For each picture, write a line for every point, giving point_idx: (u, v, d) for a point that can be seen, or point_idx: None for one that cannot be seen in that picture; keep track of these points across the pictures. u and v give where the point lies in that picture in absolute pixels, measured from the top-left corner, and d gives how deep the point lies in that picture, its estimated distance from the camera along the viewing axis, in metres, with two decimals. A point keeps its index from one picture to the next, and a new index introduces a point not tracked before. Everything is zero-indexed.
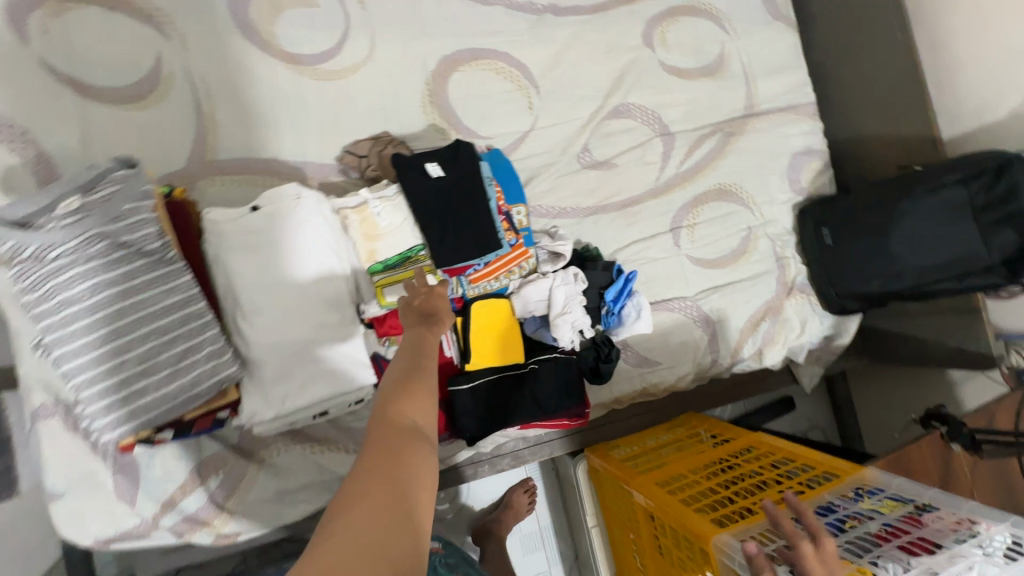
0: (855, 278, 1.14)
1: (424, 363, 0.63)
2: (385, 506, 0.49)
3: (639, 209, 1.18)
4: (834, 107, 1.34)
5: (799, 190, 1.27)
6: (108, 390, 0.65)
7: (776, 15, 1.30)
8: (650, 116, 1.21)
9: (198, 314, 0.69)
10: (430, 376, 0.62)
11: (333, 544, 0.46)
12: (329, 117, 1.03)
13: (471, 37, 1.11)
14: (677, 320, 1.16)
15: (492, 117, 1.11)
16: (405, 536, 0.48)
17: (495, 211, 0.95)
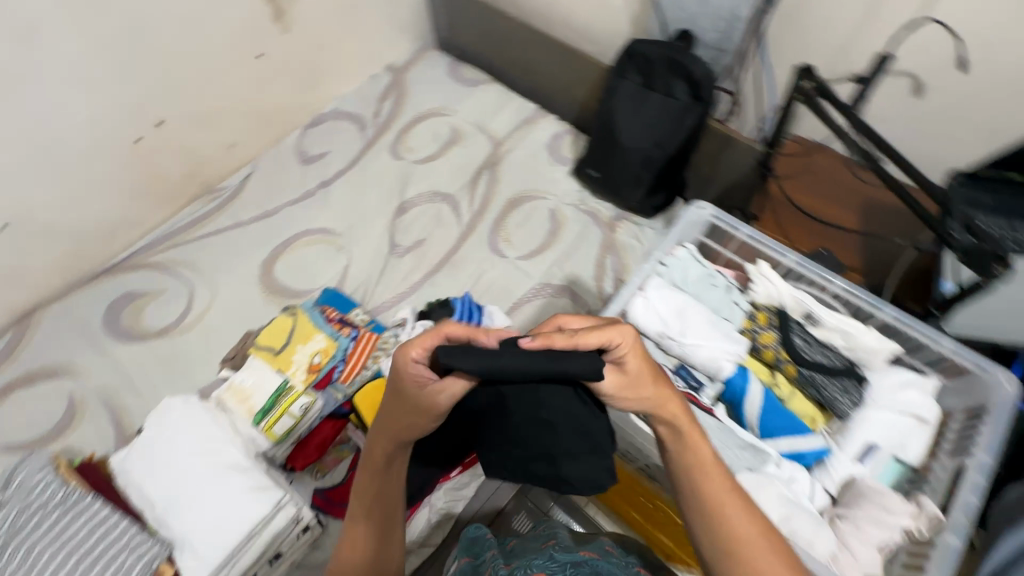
0: (632, 182, 1.33)
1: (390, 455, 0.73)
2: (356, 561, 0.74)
3: (460, 255, 1.41)
4: (556, 100, 1.67)
5: (569, 162, 1.53)
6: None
7: (473, 84, 1.70)
8: (429, 195, 1.52)
9: (100, 530, 0.90)
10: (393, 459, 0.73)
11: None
12: (206, 348, 1.31)
13: (277, 237, 1.46)
14: (539, 304, 1.32)
15: (319, 272, 1.41)
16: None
17: (326, 323, 1.19)
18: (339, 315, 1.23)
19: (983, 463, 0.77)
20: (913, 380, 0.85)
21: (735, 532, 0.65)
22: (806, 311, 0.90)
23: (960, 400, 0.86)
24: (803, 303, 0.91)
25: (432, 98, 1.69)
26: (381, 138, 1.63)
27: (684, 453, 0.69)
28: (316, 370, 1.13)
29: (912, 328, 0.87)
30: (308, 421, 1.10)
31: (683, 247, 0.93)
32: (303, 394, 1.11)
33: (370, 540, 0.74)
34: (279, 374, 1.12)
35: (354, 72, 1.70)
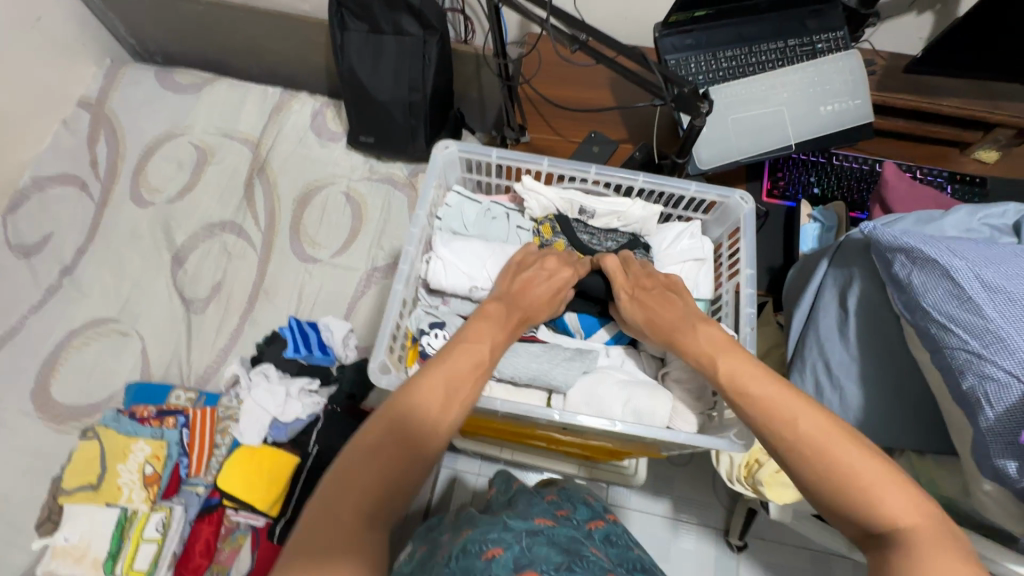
0: (408, 135, 1.26)
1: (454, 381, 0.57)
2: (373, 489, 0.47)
3: (270, 281, 1.25)
4: (300, 74, 1.48)
5: (342, 137, 1.40)
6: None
7: (197, 88, 1.44)
8: (205, 231, 1.31)
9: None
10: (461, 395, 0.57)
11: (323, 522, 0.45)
12: (7, 527, 1.04)
13: (35, 356, 1.17)
14: (376, 292, 1.24)
15: (112, 371, 1.17)
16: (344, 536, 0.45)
17: (146, 425, 1.03)
18: (155, 409, 1.06)
19: (751, 272, 0.73)
20: (681, 229, 0.82)
21: (846, 470, 0.46)
22: (577, 206, 0.82)
23: (722, 229, 0.82)
24: (572, 199, 0.82)
25: (154, 121, 1.41)
26: (115, 190, 1.34)
27: (741, 398, 0.55)
28: (154, 479, 0.99)
29: (664, 185, 0.79)
30: (178, 533, 0.98)
31: (452, 190, 0.82)
32: (153, 512, 0.97)
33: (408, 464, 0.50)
34: (112, 507, 0.96)
35: (36, 124, 1.34)
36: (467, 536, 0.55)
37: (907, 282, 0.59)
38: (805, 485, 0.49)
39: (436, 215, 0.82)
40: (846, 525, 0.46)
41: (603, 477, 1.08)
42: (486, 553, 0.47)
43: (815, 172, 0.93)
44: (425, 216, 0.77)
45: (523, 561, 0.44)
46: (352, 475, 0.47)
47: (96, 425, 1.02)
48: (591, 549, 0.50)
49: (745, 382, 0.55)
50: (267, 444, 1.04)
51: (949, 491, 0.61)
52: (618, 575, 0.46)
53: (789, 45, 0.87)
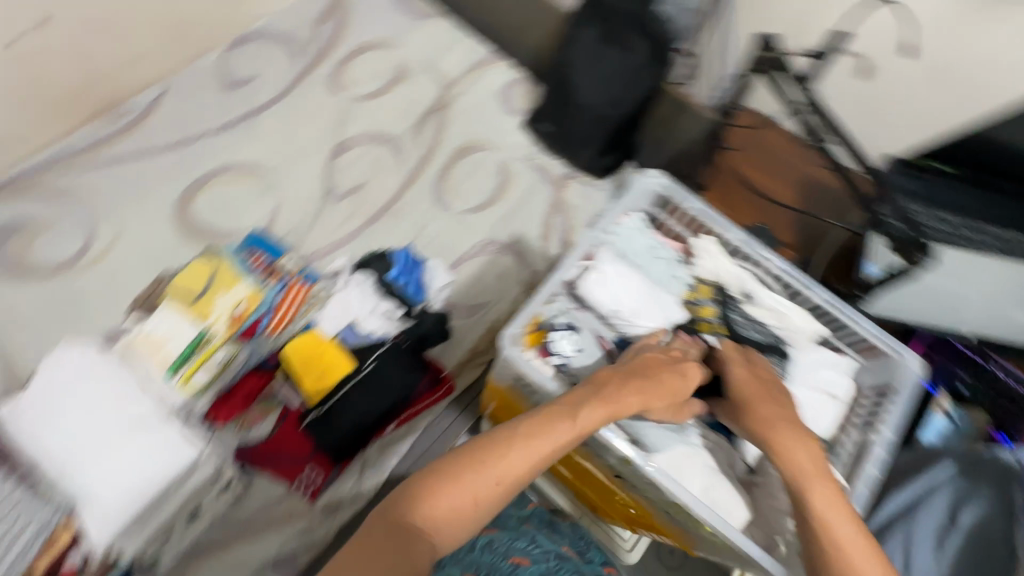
0: (585, 140, 1.29)
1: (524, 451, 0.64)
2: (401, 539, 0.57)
3: (401, 205, 1.32)
4: (513, 44, 1.56)
5: (521, 115, 1.45)
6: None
7: (423, 16, 1.55)
8: (370, 137, 1.40)
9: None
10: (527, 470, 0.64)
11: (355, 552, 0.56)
12: (107, 295, 1.17)
13: (195, 170, 1.31)
14: (484, 262, 1.27)
15: (242, 213, 1.28)
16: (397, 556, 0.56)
17: (251, 272, 1.11)
18: (266, 261, 1.14)
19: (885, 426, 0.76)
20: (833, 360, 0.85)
21: None
22: (747, 290, 0.89)
23: (869, 375, 0.83)
24: (743, 283, 0.89)
25: (377, 27, 1.53)
26: (317, 68, 1.47)
27: (816, 528, 0.63)
28: (237, 320, 1.06)
29: (838, 310, 0.84)
30: (231, 374, 1.05)
31: (631, 215, 0.90)
32: (224, 346, 1.04)
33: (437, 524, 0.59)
34: (195, 322, 1.04)
35: None
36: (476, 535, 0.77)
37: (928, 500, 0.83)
38: None
39: (613, 231, 0.89)
40: None
41: (598, 534, 1.08)
42: None
43: (968, 368, 0.99)
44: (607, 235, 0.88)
45: None
46: (409, 503, 0.60)
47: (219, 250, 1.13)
48: None
49: (825, 518, 0.63)
50: (335, 340, 1.10)
51: None
52: None
53: (1005, 236, 0.85)
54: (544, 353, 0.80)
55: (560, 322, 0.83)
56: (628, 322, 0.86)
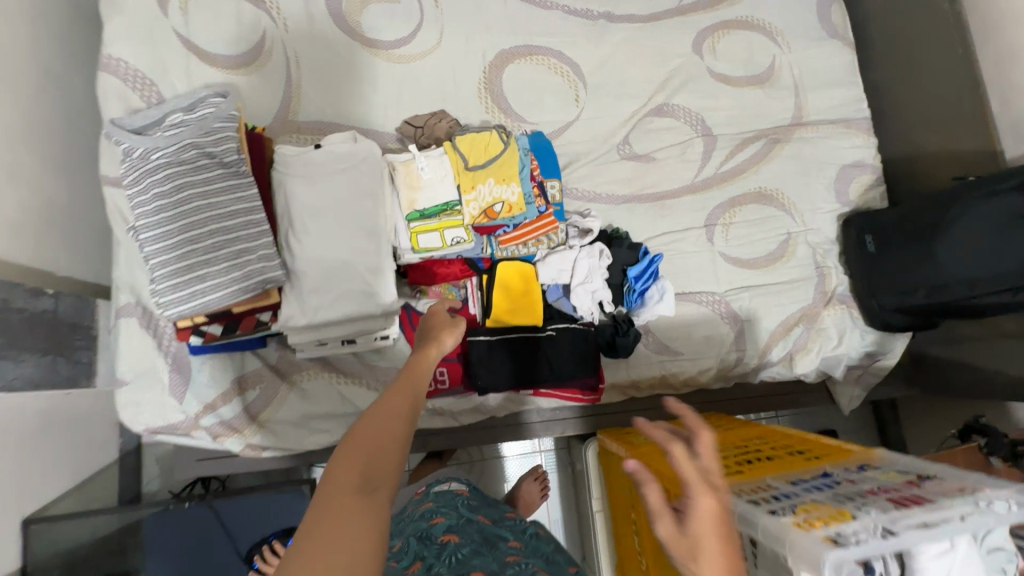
0: (898, 288, 1.09)
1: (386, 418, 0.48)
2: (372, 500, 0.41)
3: (672, 205, 1.21)
4: (892, 127, 1.31)
5: (844, 204, 1.25)
6: (179, 259, 0.77)
7: (833, 33, 1.32)
8: (693, 118, 1.25)
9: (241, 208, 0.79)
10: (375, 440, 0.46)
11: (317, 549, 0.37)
12: (394, 94, 1.17)
13: (529, 35, 1.23)
14: (703, 314, 1.16)
15: (540, 105, 1.20)
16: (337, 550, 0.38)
17: (528, 179, 1.03)
18: (539, 177, 1.06)
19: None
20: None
21: None
22: None
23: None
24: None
25: (781, 13, 1.32)
26: (699, 13, 1.30)
27: None
28: (491, 216, 0.99)
29: None
30: (450, 252, 1.00)
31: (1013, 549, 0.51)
32: (464, 228, 0.99)
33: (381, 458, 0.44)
34: (455, 189, 0.99)
35: None
36: (515, 546, 0.87)
37: None
38: None
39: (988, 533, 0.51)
40: None
41: None
42: None
43: None
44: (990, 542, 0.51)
45: None
46: (380, 424, 0.47)
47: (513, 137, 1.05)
48: None
49: None
50: (541, 287, 1.05)
51: None
52: None
53: None
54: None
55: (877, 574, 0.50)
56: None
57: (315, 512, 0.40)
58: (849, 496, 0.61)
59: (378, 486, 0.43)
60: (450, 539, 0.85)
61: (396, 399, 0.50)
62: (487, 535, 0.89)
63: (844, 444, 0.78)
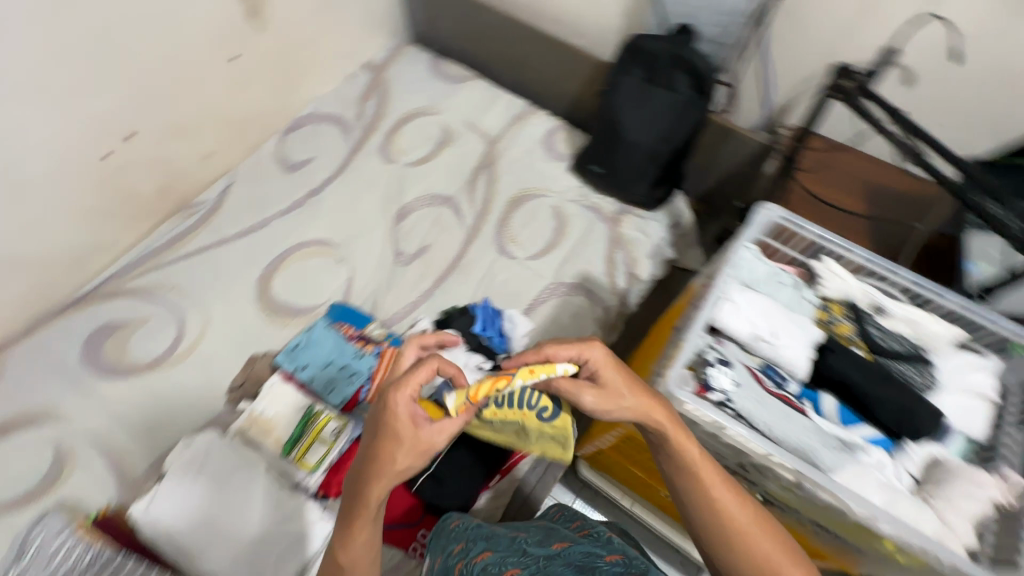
0: (637, 176, 1.34)
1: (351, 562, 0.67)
2: None
3: (468, 259, 1.37)
4: (545, 96, 1.65)
5: (566, 159, 1.52)
6: None
7: (458, 80, 1.66)
8: (426, 199, 1.47)
9: None
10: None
11: None
12: (203, 380, 1.21)
13: (270, 251, 1.38)
14: (555, 304, 1.31)
15: (319, 287, 1.33)
16: None
17: (347, 342, 1.13)
18: (356, 331, 1.16)
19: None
20: (973, 357, 0.72)
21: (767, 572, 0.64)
22: (873, 300, 0.76)
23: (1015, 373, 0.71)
24: (871, 293, 0.76)
25: (417, 96, 1.64)
26: (367, 140, 1.57)
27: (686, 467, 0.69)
28: (505, 376, 0.72)
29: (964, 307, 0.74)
30: (340, 446, 1.03)
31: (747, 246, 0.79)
32: (333, 418, 1.04)
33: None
34: (304, 401, 1.06)
35: (328, 68, 1.63)
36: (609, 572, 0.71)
37: None
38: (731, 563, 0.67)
39: (732, 267, 0.77)
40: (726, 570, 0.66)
41: None
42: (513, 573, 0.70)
43: None
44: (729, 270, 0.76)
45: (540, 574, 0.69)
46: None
47: (310, 329, 1.15)
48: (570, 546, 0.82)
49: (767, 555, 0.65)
50: None
51: None
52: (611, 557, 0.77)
53: None
54: (705, 391, 0.70)
55: (709, 356, 0.72)
56: (778, 345, 0.72)
57: None
58: (681, 330, 0.80)
59: None
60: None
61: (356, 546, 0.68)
62: (573, 564, 0.73)
63: (683, 303, 1.00)
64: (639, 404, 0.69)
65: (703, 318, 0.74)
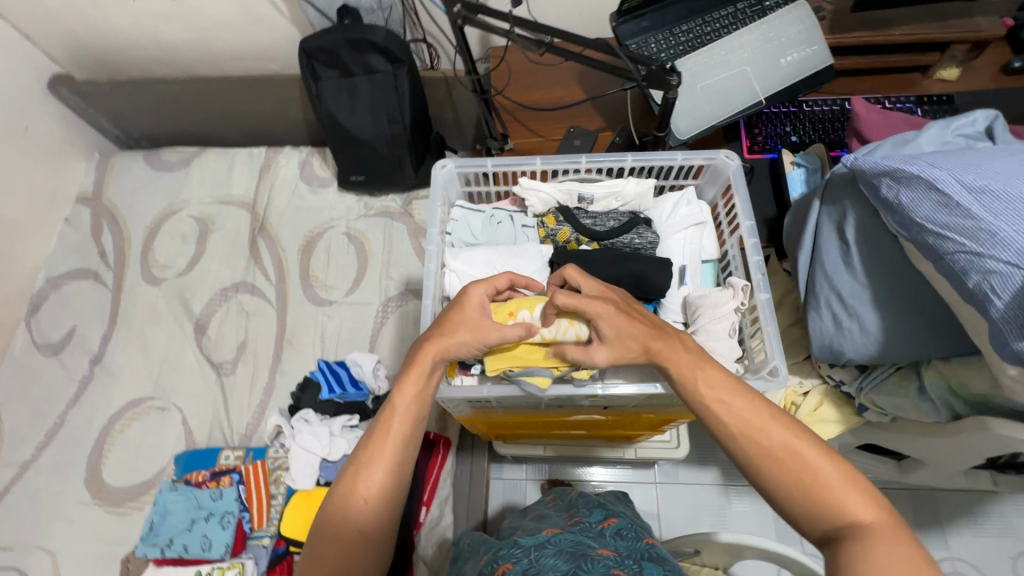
0: (395, 164, 1.31)
1: (368, 470, 0.54)
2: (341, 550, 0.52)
3: (291, 331, 1.29)
4: (279, 132, 1.53)
5: (331, 181, 1.45)
6: None
7: (185, 163, 1.50)
8: (219, 296, 1.35)
9: None
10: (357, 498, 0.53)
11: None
12: None
13: (84, 445, 1.21)
14: (393, 322, 1.27)
15: (155, 447, 1.19)
16: None
17: (203, 488, 1.08)
18: (208, 471, 1.11)
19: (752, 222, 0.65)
20: (677, 195, 0.72)
21: (813, 483, 0.46)
22: (576, 195, 0.72)
23: (715, 188, 0.73)
24: (571, 188, 0.72)
25: (152, 202, 1.47)
26: (126, 274, 1.39)
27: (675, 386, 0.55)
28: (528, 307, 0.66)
29: (652, 160, 0.70)
30: None
31: (455, 206, 0.73)
32: (227, 569, 0.99)
33: (343, 523, 0.52)
34: (191, 570, 1.01)
35: (42, 227, 1.40)
36: (606, 553, 0.55)
37: (896, 202, 0.61)
38: (774, 498, 0.48)
39: (443, 234, 0.72)
40: (762, 486, 0.48)
41: (650, 454, 1.15)
42: (498, 570, 0.56)
43: (789, 121, 0.97)
44: (436, 235, 0.68)
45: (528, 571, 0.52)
46: (349, 503, 0.53)
47: (157, 497, 1.07)
48: (599, 553, 0.56)
49: (789, 459, 0.48)
50: (319, 484, 1.08)
51: (978, 390, 0.62)
52: (608, 549, 0.57)
53: (740, 8, 0.91)
54: (465, 370, 0.72)
55: None
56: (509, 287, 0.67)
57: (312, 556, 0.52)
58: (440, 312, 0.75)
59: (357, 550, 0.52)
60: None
61: (387, 445, 0.55)
62: (564, 553, 0.55)
63: None
64: (642, 331, 0.56)
65: (433, 291, 0.68)
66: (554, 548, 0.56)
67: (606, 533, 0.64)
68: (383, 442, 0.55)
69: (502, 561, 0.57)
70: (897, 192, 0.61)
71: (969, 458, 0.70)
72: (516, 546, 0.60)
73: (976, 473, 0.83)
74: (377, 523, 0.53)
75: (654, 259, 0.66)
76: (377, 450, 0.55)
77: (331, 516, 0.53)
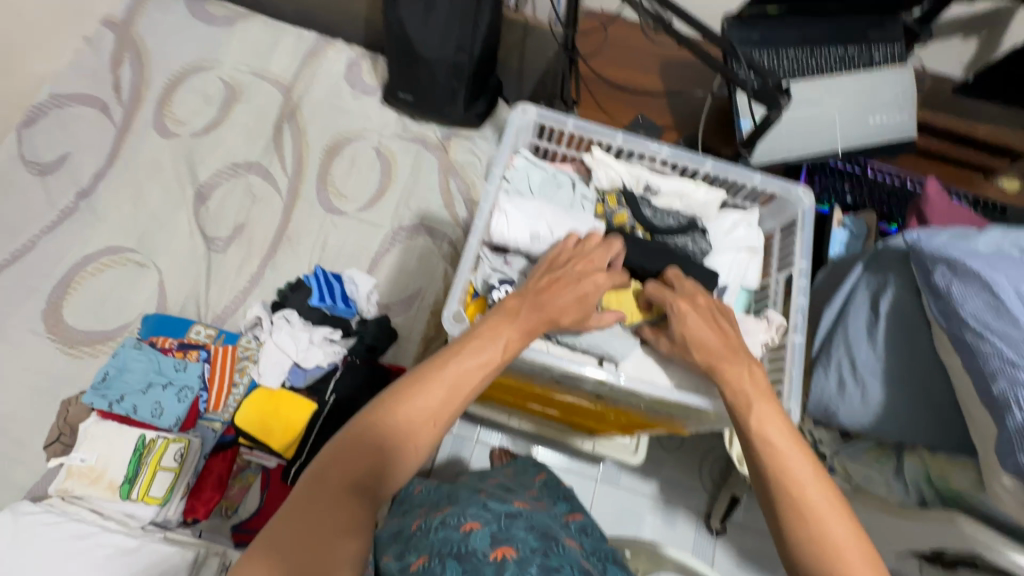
0: (447, 95, 1.26)
1: (433, 389, 0.52)
2: (377, 454, 0.49)
3: (293, 228, 1.24)
4: (335, 21, 1.44)
5: (375, 90, 1.38)
6: None
7: (228, 21, 1.40)
8: (229, 169, 1.28)
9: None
10: (414, 413, 0.51)
11: (333, 471, 0.47)
12: (9, 446, 1.02)
13: (50, 276, 1.15)
14: (398, 252, 1.24)
15: (125, 300, 1.15)
16: (337, 495, 0.46)
17: (167, 356, 1.05)
18: (176, 341, 1.08)
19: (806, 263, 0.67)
20: (738, 215, 0.73)
21: (836, 550, 0.45)
22: (643, 183, 0.73)
23: (776, 220, 0.74)
24: (639, 174, 0.74)
25: (183, 50, 1.37)
26: (137, 117, 1.31)
27: (732, 415, 0.54)
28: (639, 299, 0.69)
29: (727, 172, 0.72)
30: (192, 466, 0.99)
31: (520, 153, 0.72)
32: (172, 442, 0.98)
33: (393, 428, 0.50)
34: (134, 433, 0.99)
35: (59, 37, 1.30)
36: (572, 545, 0.57)
37: (945, 291, 0.62)
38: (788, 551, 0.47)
39: (501, 177, 0.70)
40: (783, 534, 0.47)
41: (606, 452, 1.17)
42: (464, 525, 0.56)
43: (848, 181, 0.96)
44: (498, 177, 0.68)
45: (500, 533, 0.54)
46: (406, 412, 0.51)
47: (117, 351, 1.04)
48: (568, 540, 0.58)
49: (821, 518, 0.46)
50: (285, 387, 1.06)
51: (958, 486, 0.64)
52: (573, 541, 0.60)
53: (849, 53, 0.89)
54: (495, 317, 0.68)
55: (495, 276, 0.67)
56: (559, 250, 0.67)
57: (345, 447, 0.49)
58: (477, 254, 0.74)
59: (387, 465, 0.49)
60: (508, 553, 0.51)
61: (459, 374, 0.53)
62: (536, 529, 0.57)
63: None
64: (716, 342, 0.59)
65: (481, 231, 0.68)
66: (526, 523, 0.58)
67: (570, 528, 0.66)
68: (460, 371, 0.53)
69: (470, 517, 0.58)
70: (949, 281, 0.61)
71: (917, 544, 0.73)
72: (486, 508, 0.60)
73: (907, 558, 0.87)
74: (416, 447, 0.51)
75: (703, 267, 0.68)
76: (451, 374, 0.53)
77: (383, 415, 0.51)
